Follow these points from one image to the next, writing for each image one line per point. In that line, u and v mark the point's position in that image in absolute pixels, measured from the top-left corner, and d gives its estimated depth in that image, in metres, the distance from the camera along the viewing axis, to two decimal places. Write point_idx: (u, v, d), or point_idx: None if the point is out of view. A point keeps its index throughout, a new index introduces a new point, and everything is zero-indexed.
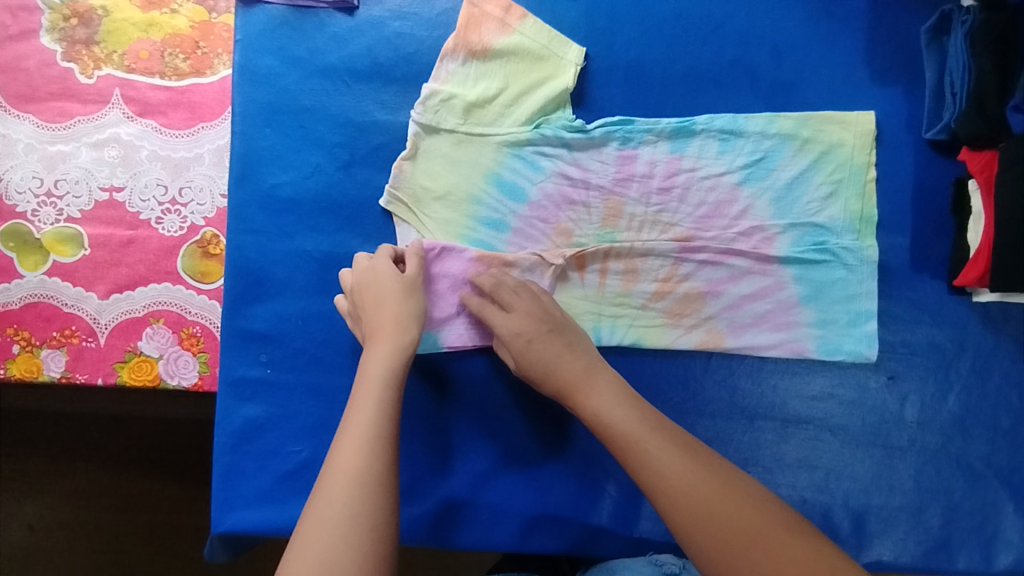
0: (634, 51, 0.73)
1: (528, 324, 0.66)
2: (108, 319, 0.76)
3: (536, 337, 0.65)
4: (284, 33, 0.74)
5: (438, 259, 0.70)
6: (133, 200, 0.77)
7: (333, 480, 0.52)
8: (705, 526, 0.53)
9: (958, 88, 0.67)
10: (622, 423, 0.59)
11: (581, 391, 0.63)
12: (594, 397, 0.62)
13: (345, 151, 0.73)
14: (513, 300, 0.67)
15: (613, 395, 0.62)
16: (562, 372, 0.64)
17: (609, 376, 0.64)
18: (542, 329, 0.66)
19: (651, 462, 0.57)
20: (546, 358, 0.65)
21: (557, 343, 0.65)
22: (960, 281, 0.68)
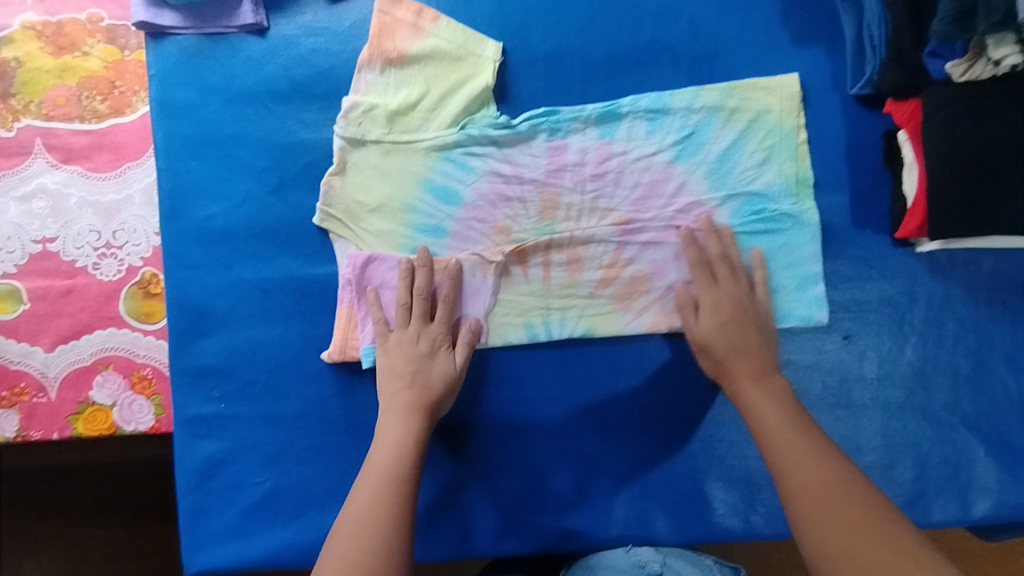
0: (552, 41, 0.72)
1: (732, 311, 0.66)
2: (57, 371, 0.75)
3: (733, 320, 0.66)
4: (196, 63, 0.72)
5: (366, 270, 0.70)
6: (68, 249, 0.75)
7: (348, 529, 0.57)
8: (809, 516, 0.54)
9: (877, 40, 0.67)
10: (772, 417, 0.61)
11: (743, 378, 0.64)
12: (756, 391, 0.63)
13: (273, 175, 0.72)
14: (725, 278, 0.68)
15: (774, 394, 0.63)
16: (736, 358, 0.65)
17: (780, 381, 0.64)
18: (740, 314, 0.66)
19: (792, 453, 0.58)
20: (736, 338, 0.65)
21: (751, 334, 0.66)
22: (900, 233, 0.69)
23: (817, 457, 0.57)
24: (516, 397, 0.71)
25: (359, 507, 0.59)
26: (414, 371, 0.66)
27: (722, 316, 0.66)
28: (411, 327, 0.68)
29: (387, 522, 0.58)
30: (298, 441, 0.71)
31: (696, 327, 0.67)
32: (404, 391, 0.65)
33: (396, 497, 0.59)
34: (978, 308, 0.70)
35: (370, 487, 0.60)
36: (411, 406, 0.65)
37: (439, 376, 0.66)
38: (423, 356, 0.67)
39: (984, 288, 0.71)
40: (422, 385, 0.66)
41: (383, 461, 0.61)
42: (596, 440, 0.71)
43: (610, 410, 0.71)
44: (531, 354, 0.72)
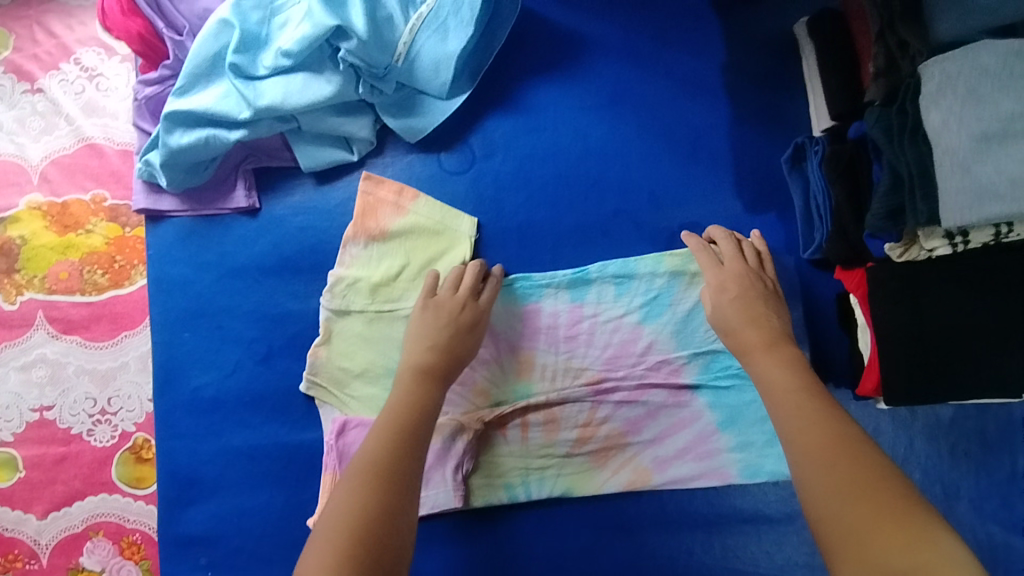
0: (523, 213, 0.77)
1: (733, 282, 0.68)
2: (49, 538, 0.77)
3: (738, 290, 0.68)
4: (192, 242, 0.77)
5: (341, 434, 0.71)
6: (64, 416, 0.78)
7: (345, 481, 0.56)
8: (805, 469, 0.52)
9: (823, 211, 0.71)
10: (781, 383, 0.59)
11: (755, 349, 0.64)
12: (768, 359, 0.62)
13: (262, 344, 0.75)
14: (731, 258, 0.70)
15: (784, 361, 0.62)
16: (748, 327, 0.65)
17: (791, 351, 0.63)
18: (749, 288, 0.68)
19: (792, 418, 0.56)
20: (747, 311, 0.66)
21: (758, 306, 0.67)
22: (860, 391, 0.72)
23: (822, 416, 0.55)
24: (497, 556, 0.73)
25: (358, 459, 0.58)
26: (448, 330, 0.68)
27: (731, 292, 0.68)
28: (457, 290, 0.71)
29: (381, 473, 0.56)
30: None
31: (732, 278, 0.69)
32: (437, 356, 0.67)
33: (392, 454, 0.58)
34: (942, 459, 0.73)
35: (371, 442, 0.59)
36: (436, 372, 0.66)
37: (471, 345, 0.69)
38: (462, 323, 0.69)
39: (947, 439, 0.73)
40: (449, 351, 0.67)
41: (388, 419, 0.61)
42: None
43: (591, 569, 0.72)
44: (512, 512, 0.74)
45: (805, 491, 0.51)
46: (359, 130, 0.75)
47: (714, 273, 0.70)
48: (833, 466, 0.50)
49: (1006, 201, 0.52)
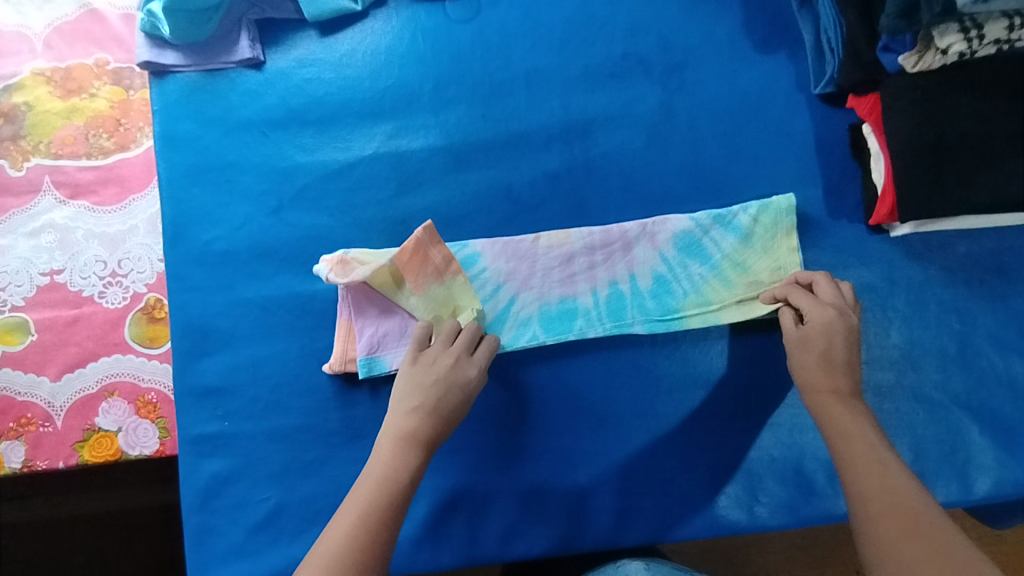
0: (531, 59, 0.76)
1: (832, 329, 0.62)
2: (63, 400, 0.76)
3: (841, 335, 0.61)
4: (198, 97, 0.76)
5: (357, 296, 0.72)
6: (75, 279, 0.78)
7: (327, 541, 0.56)
8: (893, 539, 0.51)
9: (834, 42, 0.71)
10: (858, 441, 0.57)
11: (828, 396, 0.60)
12: (840, 411, 0.59)
13: (272, 198, 0.75)
14: (832, 305, 0.63)
15: (862, 416, 0.59)
16: (823, 371, 0.61)
17: (863, 407, 0.60)
18: (848, 334, 0.62)
19: (872, 479, 0.54)
20: (830, 356, 0.61)
21: (845, 354, 0.61)
22: (874, 219, 0.71)
23: (901, 481, 0.54)
24: (514, 401, 0.72)
25: (330, 551, 0.55)
26: (436, 393, 0.64)
27: (836, 331, 0.61)
28: (451, 346, 0.67)
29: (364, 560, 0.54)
30: (303, 455, 0.72)
31: (837, 321, 0.62)
32: (420, 424, 0.62)
33: (374, 538, 0.56)
34: (957, 289, 0.73)
35: (348, 524, 0.56)
36: (421, 435, 0.62)
37: (459, 409, 0.64)
38: (450, 383, 0.64)
39: (961, 270, 0.73)
40: (437, 416, 0.63)
41: (367, 496, 0.58)
42: (595, 441, 0.71)
43: (608, 408, 0.71)
44: (527, 355, 0.72)
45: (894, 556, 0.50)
46: None
47: (821, 313, 0.62)
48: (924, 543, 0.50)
49: None
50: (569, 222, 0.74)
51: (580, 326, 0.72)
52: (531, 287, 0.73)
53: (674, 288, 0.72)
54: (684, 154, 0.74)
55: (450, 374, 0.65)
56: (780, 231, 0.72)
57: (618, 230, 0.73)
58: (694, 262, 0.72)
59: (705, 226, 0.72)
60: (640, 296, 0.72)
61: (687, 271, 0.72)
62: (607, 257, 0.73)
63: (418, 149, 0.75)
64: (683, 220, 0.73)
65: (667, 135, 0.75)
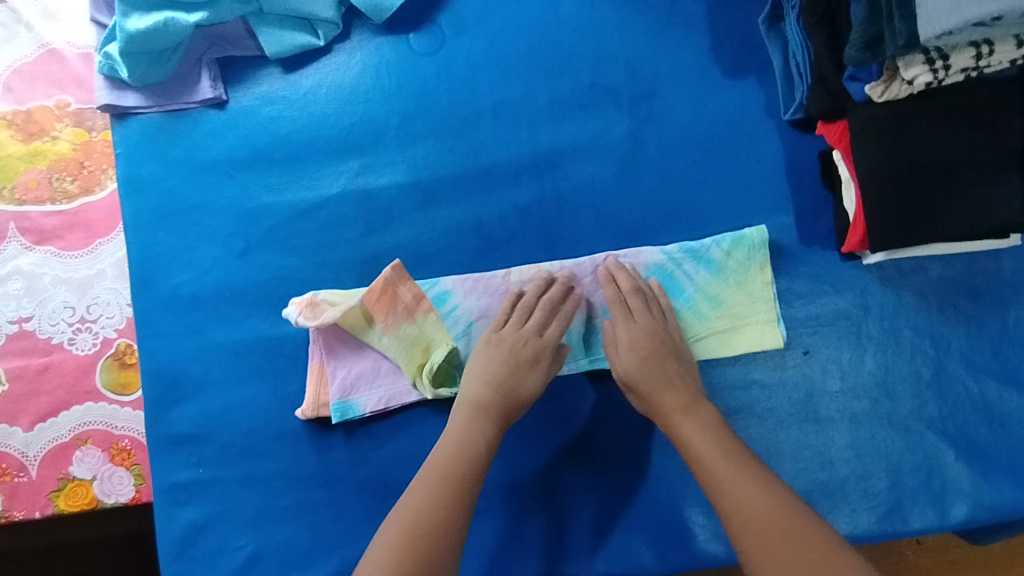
0: (497, 91, 0.75)
1: (649, 343, 0.67)
2: (37, 450, 0.76)
3: (649, 355, 0.67)
4: (160, 139, 0.75)
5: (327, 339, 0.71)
6: (43, 326, 0.77)
7: (401, 509, 0.59)
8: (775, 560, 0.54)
9: (803, 68, 0.70)
10: (703, 452, 0.61)
11: (675, 415, 0.64)
12: (689, 426, 0.63)
13: (239, 240, 0.74)
14: (640, 312, 0.69)
15: (706, 425, 0.62)
16: (661, 393, 0.65)
17: (707, 410, 0.64)
18: (656, 349, 0.67)
19: (729, 493, 0.58)
20: (659, 373, 0.66)
21: (668, 365, 0.66)
22: (846, 247, 0.71)
23: (750, 487, 0.58)
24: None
25: (408, 514, 0.58)
26: (509, 371, 0.66)
27: (654, 341, 0.67)
28: (522, 329, 0.69)
29: (436, 530, 0.57)
30: (278, 501, 0.71)
31: (660, 329, 0.68)
32: (493, 398, 0.65)
33: (445, 506, 0.59)
34: (931, 313, 0.73)
35: (420, 494, 0.59)
36: (491, 411, 0.65)
37: (532, 389, 0.66)
38: (524, 362, 0.67)
39: (934, 294, 0.73)
40: (509, 391, 0.66)
41: (437, 470, 0.61)
42: (572, 477, 0.71)
43: (583, 443, 0.71)
44: None
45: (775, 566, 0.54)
46: (322, 11, 0.74)
47: (645, 323, 0.68)
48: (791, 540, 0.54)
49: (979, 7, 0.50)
50: (540, 255, 0.73)
51: None
52: None
53: None
54: (655, 184, 0.74)
55: (529, 351, 0.67)
56: (753, 265, 0.71)
57: (589, 263, 0.72)
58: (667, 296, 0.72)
59: (677, 260, 0.72)
60: None
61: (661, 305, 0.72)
62: (580, 291, 0.73)
63: (385, 187, 0.74)
64: (655, 253, 0.72)
65: (637, 165, 0.74)
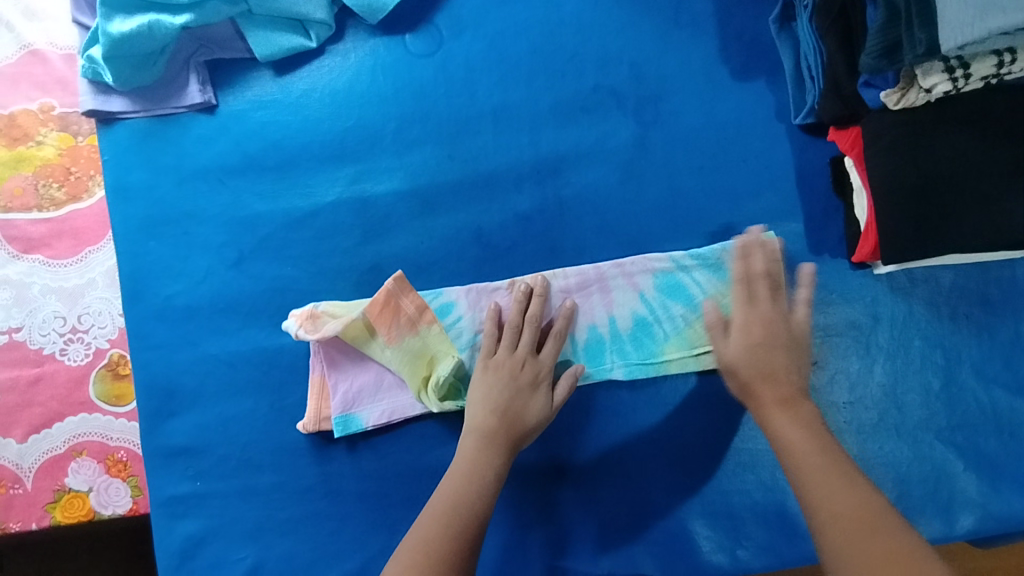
0: (498, 95, 0.72)
1: (765, 332, 0.63)
2: (31, 461, 0.75)
3: (762, 342, 0.63)
4: (148, 144, 0.72)
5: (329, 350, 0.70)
6: (34, 337, 0.75)
7: (423, 523, 0.57)
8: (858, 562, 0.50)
9: (815, 70, 0.68)
10: (803, 446, 0.57)
11: (771, 406, 0.60)
12: (784, 418, 0.59)
13: (232, 249, 0.72)
14: (764, 299, 0.65)
15: (803, 421, 0.59)
16: (764, 385, 0.61)
17: (808, 408, 0.60)
18: (770, 337, 0.63)
19: (821, 485, 0.54)
20: (764, 363, 0.62)
21: (777, 357, 0.62)
22: (857, 257, 0.69)
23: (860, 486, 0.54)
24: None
25: (417, 542, 0.56)
26: (509, 398, 0.64)
27: (772, 328, 0.63)
28: (516, 351, 0.67)
29: (438, 571, 0.54)
30: (278, 514, 0.70)
31: (778, 316, 0.64)
32: (495, 422, 0.63)
33: (445, 549, 0.56)
34: (943, 323, 0.71)
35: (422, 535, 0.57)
36: (495, 438, 0.63)
37: (535, 415, 0.64)
38: (524, 385, 0.65)
39: (946, 303, 0.71)
40: (512, 415, 0.64)
41: (444, 504, 0.58)
42: (576, 491, 0.70)
43: (587, 456, 0.70)
44: None
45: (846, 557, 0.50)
46: (314, 12, 0.71)
47: (761, 309, 0.64)
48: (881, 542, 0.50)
49: (1009, 12, 0.50)
50: (543, 264, 0.72)
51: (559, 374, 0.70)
52: None
53: (655, 330, 0.71)
54: (661, 191, 0.72)
55: (530, 374, 0.66)
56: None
57: (593, 270, 0.71)
58: (675, 303, 0.71)
59: (685, 266, 0.71)
60: (619, 340, 0.71)
61: (669, 312, 0.71)
62: (584, 299, 0.71)
63: (382, 194, 0.72)
64: (662, 259, 0.71)
65: (642, 170, 0.72)
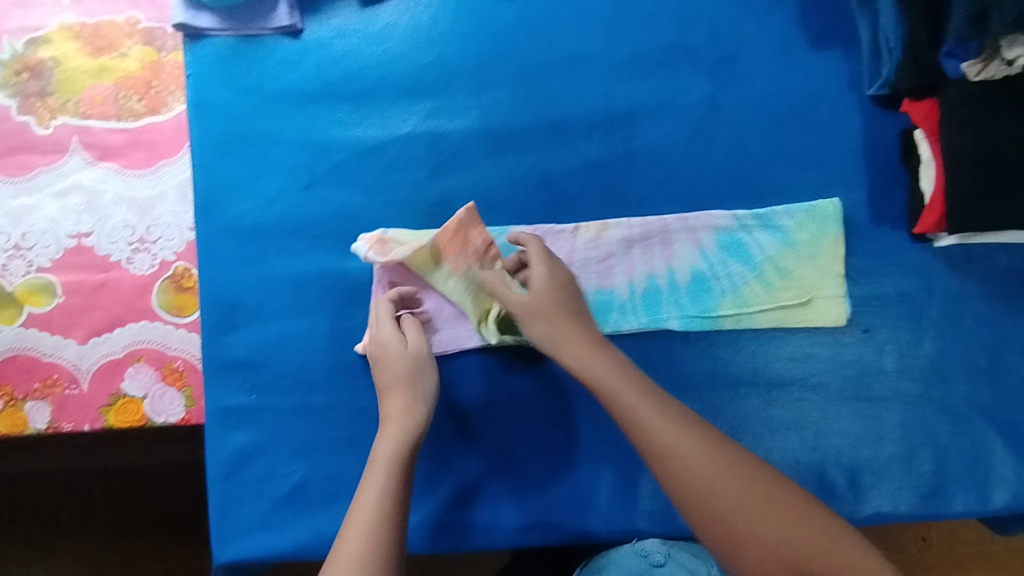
0: (577, 43, 0.74)
1: (539, 290, 0.66)
2: (89, 364, 0.76)
3: (551, 292, 0.66)
4: (233, 63, 0.74)
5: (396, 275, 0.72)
6: (102, 243, 0.77)
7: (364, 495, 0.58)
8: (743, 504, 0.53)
9: (893, 42, 0.68)
10: (623, 395, 0.59)
11: (563, 343, 0.64)
12: (598, 360, 0.62)
13: (306, 172, 0.74)
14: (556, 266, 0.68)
15: (614, 362, 0.62)
16: (552, 321, 0.65)
17: (616, 352, 0.64)
18: (549, 292, 0.66)
19: (664, 437, 0.56)
20: (544, 304, 0.65)
21: (569, 307, 0.66)
22: (919, 228, 0.70)
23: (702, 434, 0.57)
24: (534, 389, 0.73)
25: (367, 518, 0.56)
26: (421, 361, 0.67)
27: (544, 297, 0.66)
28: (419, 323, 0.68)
29: (390, 531, 0.55)
30: (329, 433, 0.72)
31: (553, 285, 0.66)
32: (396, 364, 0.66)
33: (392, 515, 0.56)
34: (994, 302, 0.72)
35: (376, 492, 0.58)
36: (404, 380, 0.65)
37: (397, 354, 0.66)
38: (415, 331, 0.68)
39: (1000, 283, 0.73)
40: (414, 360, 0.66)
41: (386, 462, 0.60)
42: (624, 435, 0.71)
43: None
44: None
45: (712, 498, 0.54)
46: None
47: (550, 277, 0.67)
48: (739, 481, 0.54)
49: None
50: (607, 213, 0.73)
51: (615, 320, 0.72)
52: None
53: (713, 286, 0.72)
54: (730, 150, 0.73)
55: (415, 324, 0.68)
56: (826, 238, 0.72)
57: (658, 222, 0.72)
58: (735, 262, 0.72)
59: (747, 225, 0.72)
60: (677, 292, 0.72)
61: (728, 270, 0.72)
62: (645, 250, 0.72)
63: (455, 131, 0.73)
64: (726, 217, 0.72)
65: (713, 129, 0.73)
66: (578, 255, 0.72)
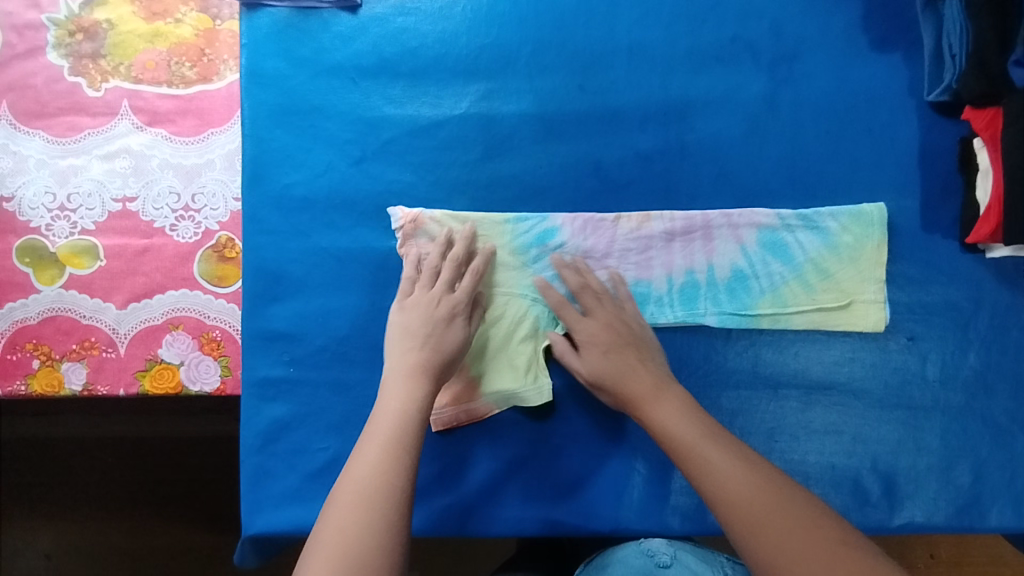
0: (635, 32, 0.73)
1: (603, 335, 0.67)
2: (128, 328, 0.76)
3: (610, 347, 0.66)
4: (289, 35, 0.74)
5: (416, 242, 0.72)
6: (147, 209, 0.77)
7: (375, 434, 0.60)
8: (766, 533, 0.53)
9: (957, 49, 0.68)
10: (684, 436, 0.59)
11: (645, 403, 0.63)
12: (661, 410, 0.62)
13: (356, 147, 0.73)
14: (593, 307, 0.69)
15: (680, 409, 0.62)
16: (629, 381, 0.64)
17: (677, 390, 0.64)
18: (614, 339, 0.67)
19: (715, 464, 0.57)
20: (619, 365, 0.65)
21: (628, 354, 0.66)
22: (972, 238, 0.69)
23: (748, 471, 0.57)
24: (565, 380, 0.72)
25: (373, 450, 0.58)
26: (428, 332, 0.66)
27: (601, 343, 0.67)
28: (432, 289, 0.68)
29: (394, 470, 0.57)
30: (364, 410, 0.72)
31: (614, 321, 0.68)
32: (414, 351, 0.65)
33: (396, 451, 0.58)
34: None
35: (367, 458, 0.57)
36: (422, 365, 0.64)
37: (449, 345, 0.66)
38: (440, 319, 0.67)
39: None
40: (435, 346, 0.65)
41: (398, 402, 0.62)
42: None
43: None
44: None
45: (741, 503, 0.54)
46: None
47: (603, 313, 0.68)
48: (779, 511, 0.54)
49: None
50: (656, 206, 0.72)
51: (651, 313, 0.71)
52: (607, 267, 0.72)
53: (752, 284, 0.71)
54: (783, 148, 0.72)
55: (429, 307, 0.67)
56: (870, 243, 0.71)
57: (700, 217, 0.71)
58: (777, 261, 0.71)
59: (792, 225, 0.71)
60: (715, 288, 0.71)
61: (768, 269, 0.71)
62: (686, 244, 0.72)
63: (509, 114, 0.73)
64: (771, 216, 0.71)
65: (767, 127, 0.72)
66: (621, 246, 0.71)
